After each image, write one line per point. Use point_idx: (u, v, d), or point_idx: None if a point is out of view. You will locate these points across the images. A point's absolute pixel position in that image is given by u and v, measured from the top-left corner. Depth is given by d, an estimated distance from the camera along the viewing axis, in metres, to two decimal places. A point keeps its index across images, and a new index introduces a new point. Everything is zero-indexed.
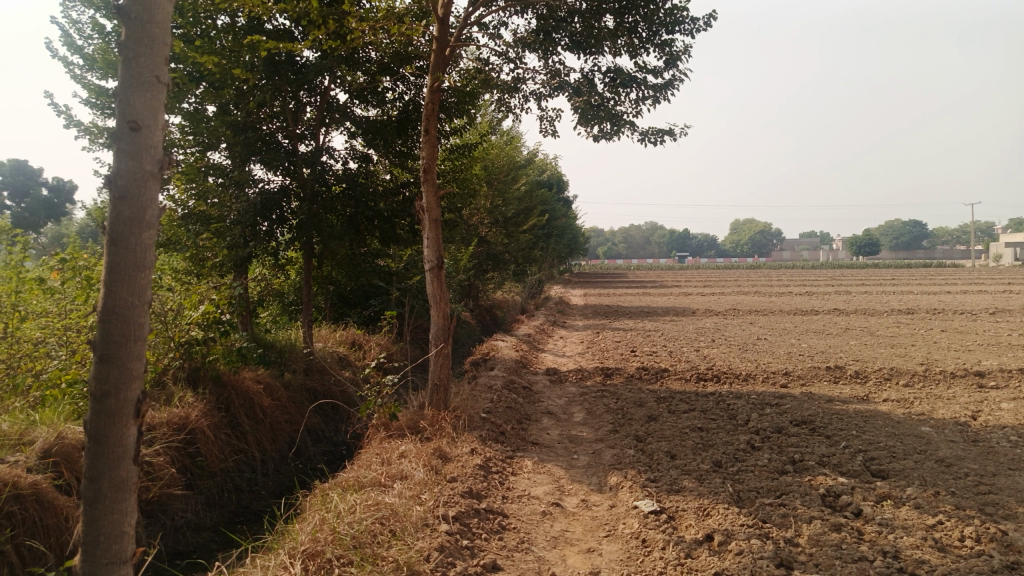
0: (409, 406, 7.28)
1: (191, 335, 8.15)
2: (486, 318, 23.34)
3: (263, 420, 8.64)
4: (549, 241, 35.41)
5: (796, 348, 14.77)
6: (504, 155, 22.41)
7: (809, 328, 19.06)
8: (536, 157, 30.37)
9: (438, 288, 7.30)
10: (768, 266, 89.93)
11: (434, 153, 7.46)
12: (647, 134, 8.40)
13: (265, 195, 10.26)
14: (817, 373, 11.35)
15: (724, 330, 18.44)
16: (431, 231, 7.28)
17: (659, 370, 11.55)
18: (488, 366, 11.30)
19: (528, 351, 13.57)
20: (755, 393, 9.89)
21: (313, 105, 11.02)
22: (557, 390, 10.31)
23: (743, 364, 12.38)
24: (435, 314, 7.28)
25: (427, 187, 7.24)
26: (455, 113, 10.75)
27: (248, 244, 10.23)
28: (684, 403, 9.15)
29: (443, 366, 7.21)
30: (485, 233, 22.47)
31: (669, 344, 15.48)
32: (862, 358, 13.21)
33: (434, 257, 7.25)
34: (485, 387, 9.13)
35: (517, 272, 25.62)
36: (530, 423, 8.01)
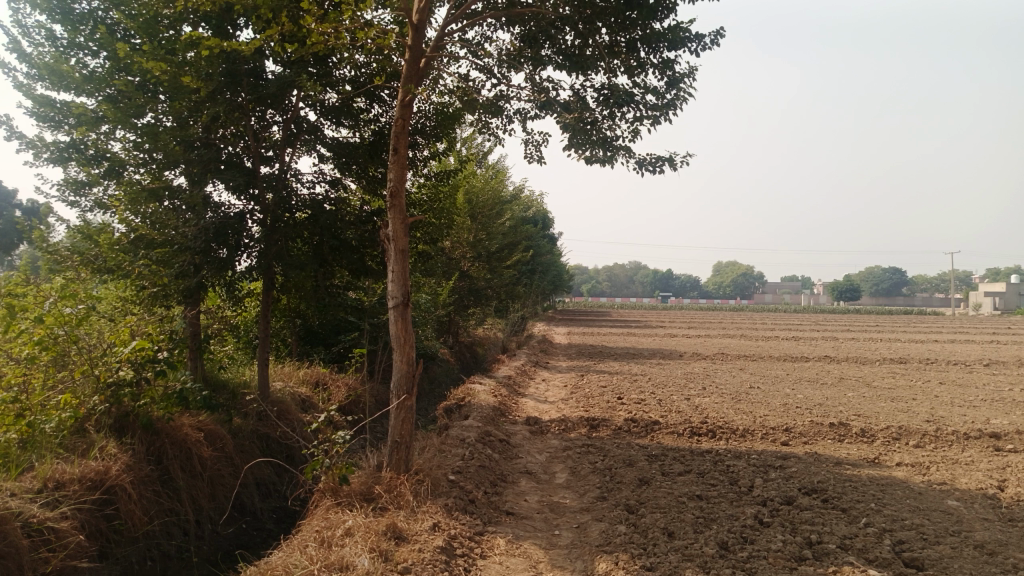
0: (365, 467, 6.27)
1: (120, 375, 7.20)
2: (467, 356, 22.32)
3: (202, 474, 7.57)
4: (533, 279, 34.58)
5: (792, 399, 13.87)
6: (489, 189, 21.66)
7: (802, 377, 18.19)
8: (522, 193, 29.68)
9: (403, 330, 6.31)
10: (752, 309, 89.59)
11: (403, 175, 6.51)
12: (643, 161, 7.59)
13: (221, 219, 9.25)
14: (820, 430, 10.44)
15: (714, 377, 17.52)
16: (396, 262, 6.35)
17: (649, 422, 10.59)
18: (462, 413, 10.30)
19: (507, 396, 12.58)
20: (755, 453, 8.95)
21: (281, 125, 10.21)
22: (537, 443, 9.32)
23: (739, 417, 11.45)
24: (396, 358, 6.28)
25: (395, 211, 6.34)
26: (433, 136, 9.92)
27: (197, 271, 9.20)
28: (679, 463, 8.18)
29: (405, 421, 6.23)
30: (468, 267, 21.66)
31: (658, 391, 14.54)
32: (865, 413, 12.33)
33: (399, 293, 6.29)
34: (457, 441, 8.13)
35: (499, 308, 24.69)
36: (505, 487, 7.02)
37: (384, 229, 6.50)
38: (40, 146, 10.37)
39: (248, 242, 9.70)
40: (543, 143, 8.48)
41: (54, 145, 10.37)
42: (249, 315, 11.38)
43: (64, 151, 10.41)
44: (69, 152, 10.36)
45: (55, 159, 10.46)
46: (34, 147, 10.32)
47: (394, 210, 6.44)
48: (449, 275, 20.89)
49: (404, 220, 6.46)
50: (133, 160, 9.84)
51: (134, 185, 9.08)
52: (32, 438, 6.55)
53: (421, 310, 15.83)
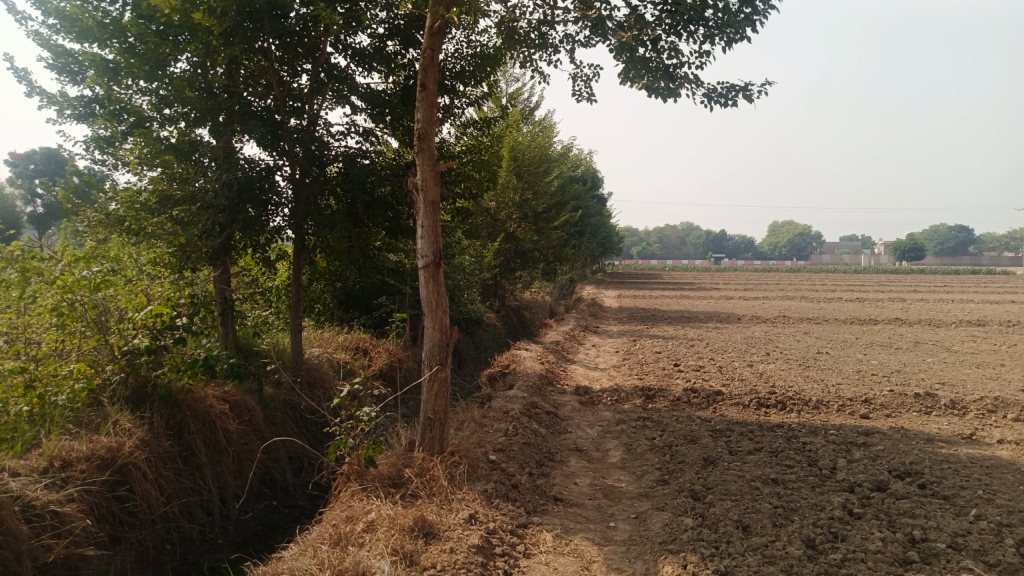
0: (395, 446, 5.58)
1: (135, 343, 6.62)
2: (515, 319, 21.63)
3: (228, 450, 7.03)
4: (583, 241, 33.58)
5: (866, 366, 12.77)
6: (535, 146, 20.76)
7: (873, 341, 16.96)
8: (570, 152, 28.63)
9: (435, 293, 5.54)
10: (809, 270, 86.71)
11: (433, 116, 5.66)
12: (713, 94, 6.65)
13: (248, 175, 8.60)
14: (903, 402, 9.42)
15: (777, 341, 16.47)
16: (427, 216, 5.56)
17: (711, 392, 9.71)
18: (507, 382, 9.60)
19: (556, 363, 11.83)
20: (832, 428, 8.02)
21: (309, 74, 9.50)
22: (588, 416, 8.55)
23: (809, 386, 10.48)
24: (428, 325, 5.53)
25: (424, 159, 5.54)
26: (473, 80, 9.20)
27: (224, 231, 8.62)
28: (747, 440, 7.33)
29: (439, 395, 5.50)
30: (514, 229, 20.78)
31: (717, 357, 13.60)
32: (949, 382, 11.21)
33: (430, 251, 5.52)
34: (500, 415, 7.42)
35: (547, 271, 23.87)
36: (553, 467, 6.28)
37: (412, 178, 5.72)
38: (62, 102, 9.86)
39: (279, 201, 9.10)
40: (594, 78, 7.69)
41: (77, 101, 9.84)
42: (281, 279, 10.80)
43: (89, 107, 9.87)
44: (92, 108, 9.80)
45: (80, 116, 9.93)
46: (56, 103, 9.82)
47: (423, 155, 5.64)
48: (495, 237, 20.15)
49: (435, 167, 5.65)
50: (157, 114, 9.26)
51: (154, 140, 8.46)
52: (43, 412, 6.08)
53: (465, 273, 15.14)
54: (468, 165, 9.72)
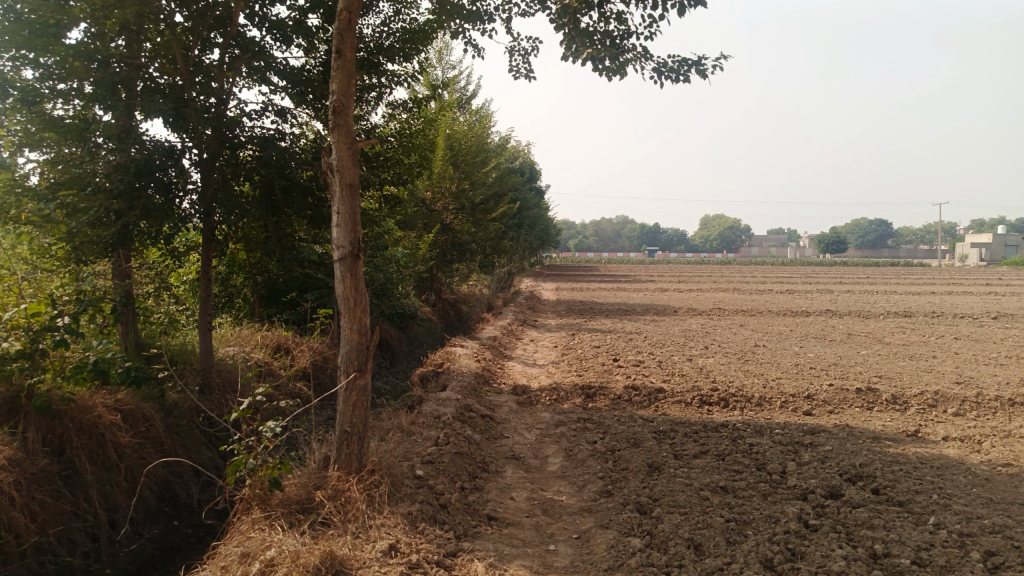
0: (307, 464, 4.91)
1: (5, 347, 5.74)
2: (451, 313, 20.98)
3: (121, 466, 6.23)
4: (521, 233, 33.16)
5: (805, 360, 12.66)
6: (472, 135, 20.15)
7: (809, 333, 17.03)
8: (507, 143, 28.10)
9: (353, 289, 4.84)
10: (741, 262, 88.70)
11: (349, 86, 4.93)
12: (665, 68, 6.20)
13: (147, 154, 7.81)
14: (846, 397, 9.22)
15: (715, 334, 16.33)
16: (343, 202, 4.86)
17: (653, 389, 9.33)
18: (440, 382, 8.99)
19: (492, 360, 11.28)
20: (778, 427, 7.72)
21: (221, 48, 8.64)
22: (526, 417, 8.03)
23: (751, 381, 10.23)
24: (345, 326, 4.82)
25: (340, 136, 4.83)
26: (401, 57, 8.61)
27: (120, 218, 7.73)
28: (692, 442, 6.94)
29: (357, 405, 4.83)
30: (450, 220, 20.12)
31: (657, 351, 13.30)
32: (887, 375, 11.14)
33: (348, 241, 4.82)
34: (430, 420, 6.82)
35: (484, 264, 23.30)
36: (487, 479, 5.72)
37: (326, 158, 5.00)
38: None
39: (189, 185, 8.27)
40: (532, 53, 7.50)
41: None
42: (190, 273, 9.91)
43: None
44: None
45: None
46: None
47: (339, 132, 4.92)
48: (430, 229, 19.45)
49: (353, 146, 4.95)
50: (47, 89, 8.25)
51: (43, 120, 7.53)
52: None
53: (398, 266, 14.43)
54: (401, 149, 9.12)
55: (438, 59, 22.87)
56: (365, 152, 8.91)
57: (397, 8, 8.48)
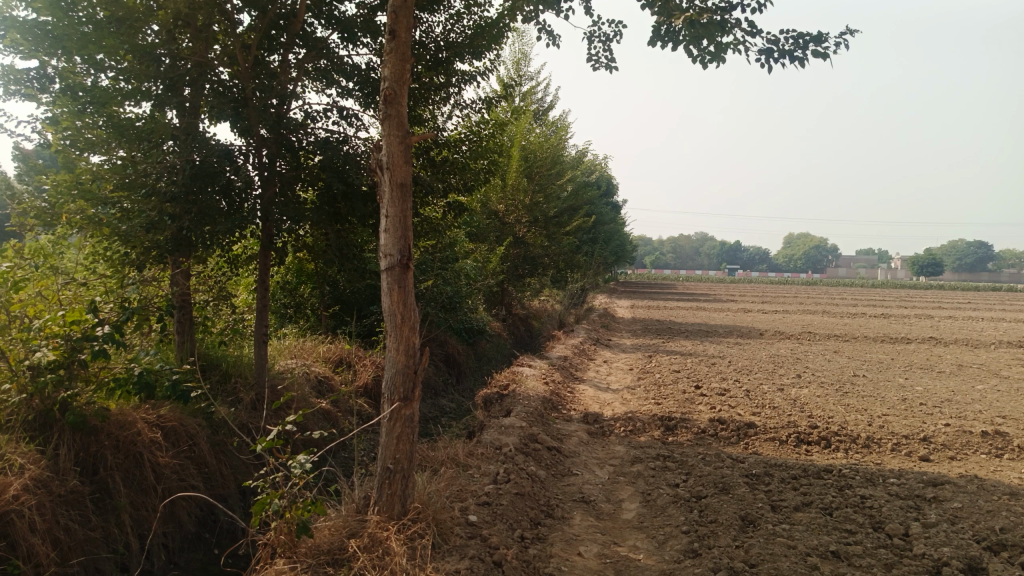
0: (345, 504, 4.26)
1: (41, 356, 5.37)
2: (522, 329, 20.31)
3: (158, 488, 5.78)
4: (596, 248, 32.30)
5: (912, 394, 11.36)
6: (548, 146, 19.57)
7: (911, 362, 15.54)
8: (584, 157, 27.39)
9: (401, 303, 4.18)
10: (827, 283, 84.79)
11: (402, 73, 4.31)
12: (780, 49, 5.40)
13: (205, 157, 7.35)
14: (969, 441, 8.02)
15: (807, 361, 15.05)
16: (392, 204, 4.22)
17: (742, 423, 8.37)
18: (505, 406, 8.31)
19: (562, 382, 10.52)
20: (892, 476, 6.67)
21: (289, 49, 8.28)
22: (598, 451, 7.24)
23: (853, 418, 9.11)
24: (390, 347, 4.17)
25: (390, 129, 4.20)
26: (472, 55, 8.14)
27: (175, 223, 7.38)
28: (792, 491, 6.00)
29: (401, 439, 4.15)
30: (523, 233, 19.51)
31: (743, 378, 12.25)
32: (1013, 416, 9.79)
33: (397, 249, 4.18)
34: (490, 451, 6.13)
35: (559, 279, 22.58)
36: (552, 528, 4.96)
37: (375, 155, 4.38)
38: None
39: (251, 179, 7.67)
40: (615, 38, 6.94)
41: None
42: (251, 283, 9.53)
43: None
44: None
45: None
46: None
47: (389, 125, 4.30)
48: (502, 242, 18.88)
49: (405, 140, 4.32)
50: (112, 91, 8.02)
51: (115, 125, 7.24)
52: None
53: (468, 280, 13.88)
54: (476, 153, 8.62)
55: (514, 71, 22.46)
56: (433, 157, 8.42)
57: (469, 4, 7.95)
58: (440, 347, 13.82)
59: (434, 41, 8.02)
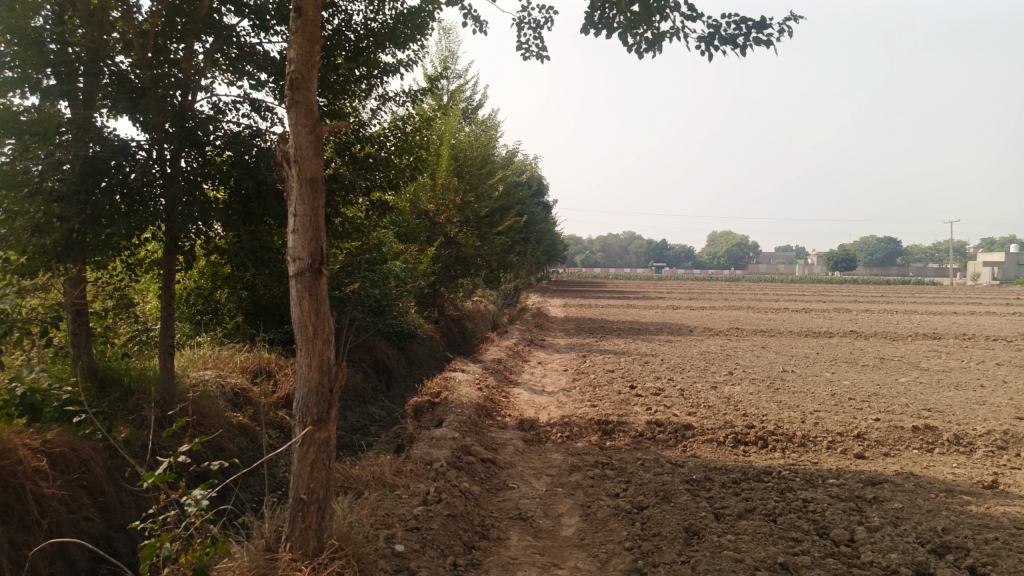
0: (253, 541, 3.77)
1: None
2: (455, 331, 19.88)
3: (43, 525, 5.07)
4: (528, 248, 32.13)
5: (841, 388, 11.50)
6: (478, 144, 19.20)
7: (836, 356, 15.89)
8: (514, 156, 27.15)
9: (312, 312, 3.72)
10: (750, 279, 87.31)
11: (310, 54, 3.84)
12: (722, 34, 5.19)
13: (98, 152, 6.65)
14: (900, 436, 8.06)
15: (737, 357, 15.16)
16: (302, 201, 3.76)
17: (681, 424, 8.20)
18: (436, 414, 7.89)
19: (496, 387, 10.16)
20: (831, 477, 6.58)
21: (200, 38, 7.64)
22: (534, 460, 6.91)
23: (787, 415, 9.07)
24: (301, 363, 3.71)
25: (297, 116, 3.72)
26: (396, 44, 7.82)
27: (64, 225, 6.64)
28: (734, 498, 5.80)
29: (315, 464, 3.70)
30: (454, 233, 19.07)
31: (677, 377, 12.18)
32: (938, 408, 9.98)
33: (308, 252, 3.72)
34: (419, 468, 5.71)
35: (491, 279, 22.25)
36: (486, 551, 4.59)
37: (281, 146, 3.89)
38: None
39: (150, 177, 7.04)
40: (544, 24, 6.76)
41: None
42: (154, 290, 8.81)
43: None
44: None
45: None
46: None
47: (296, 112, 3.82)
48: (433, 242, 18.40)
49: (315, 129, 3.85)
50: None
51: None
52: None
53: (397, 282, 13.36)
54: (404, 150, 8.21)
55: (442, 68, 21.98)
56: (354, 153, 7.99)
57: None
58: (368, 351, 13.24)
59: (353, 30, 7.61)
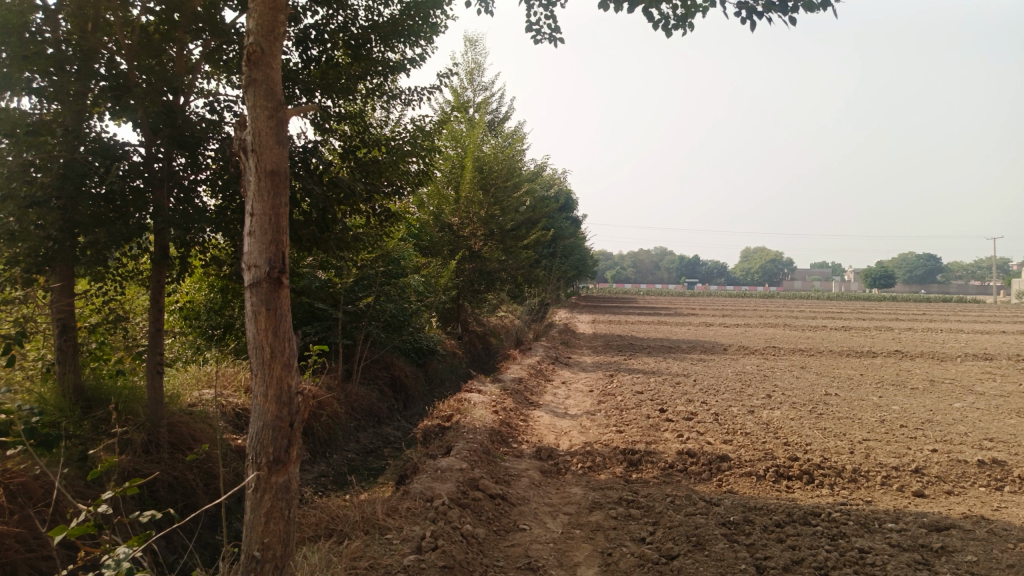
0: None
1: None
2: (479, 347, 19.26)
3: None
4: (556, 263, 31.44)
5: (891, 414, 10.58)
6: (503, 157, 18.64)
7: (881, 378, 14.90)
8: (542, 170, 26.57)
9: (269, 332, 3.29)
10: (785, 296, 85.41)
11: (271, 31, 3.47)
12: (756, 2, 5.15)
13: (80, 157, 6.18)
14: (964, 472, 7.20)
15: (775, 378, 14.27)
16: (261, 201, 3.34)
17: (715, 455, 7.43)
18: (446, 441, 7.25)
19: (515, 410, 9.49)
20: (889, 520, 5.77)
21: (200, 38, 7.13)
22: (551, 494, 6.22)
23: (833, 445, 8.24)
24: (256, 393, 3.30)
25: (256, 97, 3.34)
26: (404, 36, 7.46)
27: (44, 234, 6.17)
28: (777, 546, 5.05)
29: (272, 512, 3.25)
30: (478, 247, 18.49)
31: (711, 399, 11.36)
32: (1001, 438, 9.04)
33: (265, 259, 3.33)
34: (418, 506, 5.08)
35: (517, 294, 21.60)
36: None
37: (238, 133, 3.50)
38: None
39: (132, 180, 6.57)
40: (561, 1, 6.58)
41: None
42: (139, 303, 8.34)
43: None
44: None
45: None
46: None
47: (255, 91, 3.44)
48: (455, 256, 17.84)
49: (279, 111, 3.47)
50: None
51: None
52: None
53: (415, 297, 12.78)
54: (416, 154, 7.70)
55: (468, 79, 21.53)
56: (361, 157, 7.53)
57: None
58: (385, 369, 12.67)
59: (356, 26, 7.26)
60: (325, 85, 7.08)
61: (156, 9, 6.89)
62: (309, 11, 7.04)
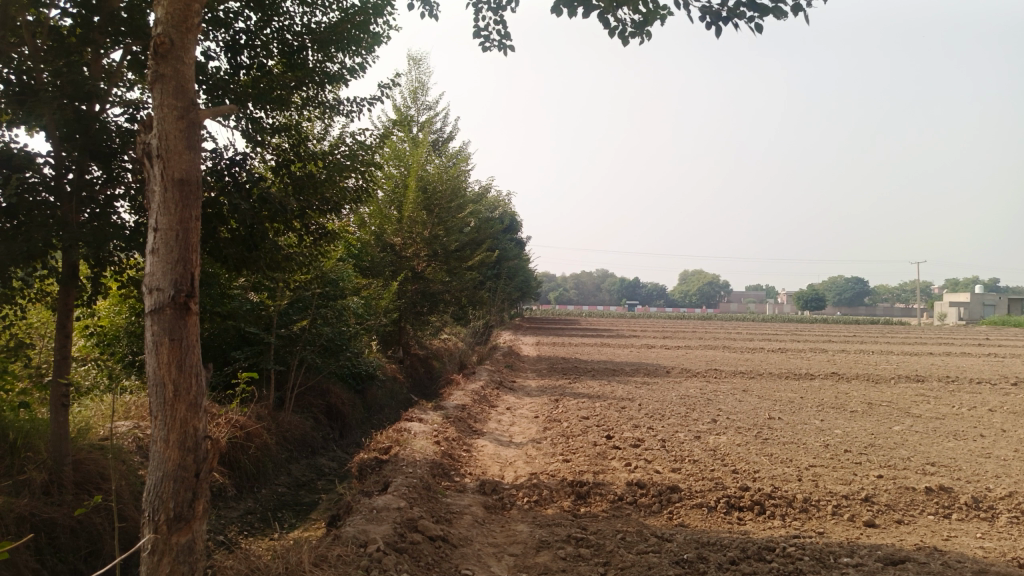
0: None
1: None
2: (421, 371, 18.72)
3: None
4: (500, 285, 31.13)
5: (836, 439, 10.55)
6: (447, 177, 18.31)
7: (822, 401, 15.01)
8: (486, 191, 26.32)
9: (174, 361, 3.45)
10: (723, 318, 87.11)
11: (183, 38, 3.63)
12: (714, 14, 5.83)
13: None
14: (912, 499, 7.11)
15: (719, 402, 14.20)
16: (169, 221, 3.50)
17: (666, 485, 7.17)
18: (383, 475, 6.79)
19: (458, 439, 9.08)
20: (844, 554, 5.58)
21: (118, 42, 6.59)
22: (495, 533, 5.84)
23: (781, 472, 8.10)
24: (157, 437, 3.42)
25: (163, 102, 3.49)
26: (343, 44, 7.11)
27: None
28: None
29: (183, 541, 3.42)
30: (421, 268, 18.04)
31: (658, 425, 11.15)
32: (942, 463, 9.07)
33: (171, 283, 3.47)
34: (350, 554, 4.64)
35: (460, 317, 21.17)
36: None
37: (144, 138, 3.61)
38: None
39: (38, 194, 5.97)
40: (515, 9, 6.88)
41: None
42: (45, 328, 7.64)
43: None
44: None
45: None
46: None
47: (164, 90, 3.58)
48: (397, 277, 17.35)
49: (187, 116, 3.61)
50: None
51: None
52: None
53: (353, 320, 12.26)
54: (354, 169, 7.31)
55: (411, 98, 21.17)
56: (295, 172, 7.10)
57: None
58: (320, 396, 12.08)
59: (291, 32, 6.89)
60: (258, 96, 6.65)
61: (71, 10, 6.34)
62: (240, 16, 6.63)
